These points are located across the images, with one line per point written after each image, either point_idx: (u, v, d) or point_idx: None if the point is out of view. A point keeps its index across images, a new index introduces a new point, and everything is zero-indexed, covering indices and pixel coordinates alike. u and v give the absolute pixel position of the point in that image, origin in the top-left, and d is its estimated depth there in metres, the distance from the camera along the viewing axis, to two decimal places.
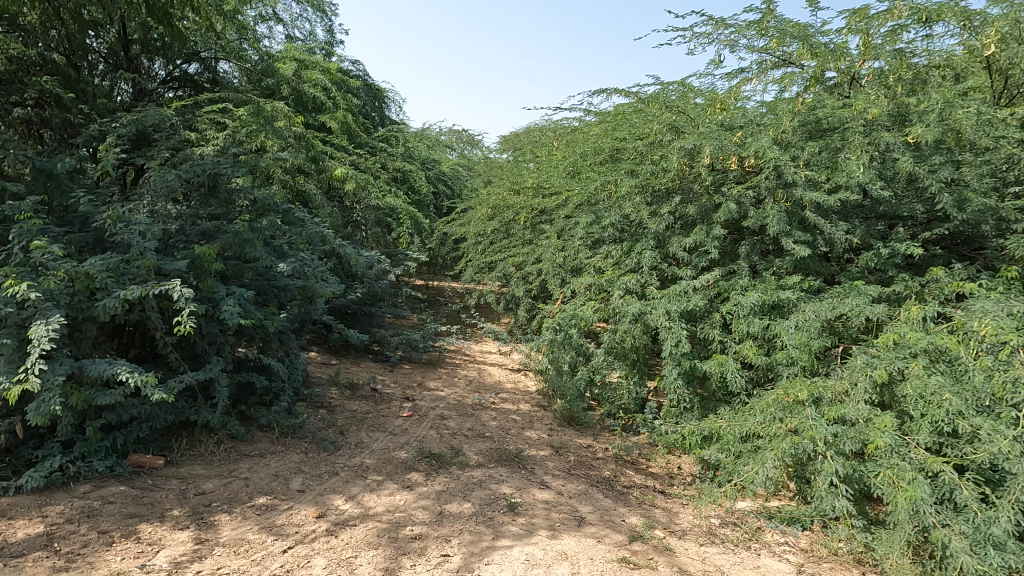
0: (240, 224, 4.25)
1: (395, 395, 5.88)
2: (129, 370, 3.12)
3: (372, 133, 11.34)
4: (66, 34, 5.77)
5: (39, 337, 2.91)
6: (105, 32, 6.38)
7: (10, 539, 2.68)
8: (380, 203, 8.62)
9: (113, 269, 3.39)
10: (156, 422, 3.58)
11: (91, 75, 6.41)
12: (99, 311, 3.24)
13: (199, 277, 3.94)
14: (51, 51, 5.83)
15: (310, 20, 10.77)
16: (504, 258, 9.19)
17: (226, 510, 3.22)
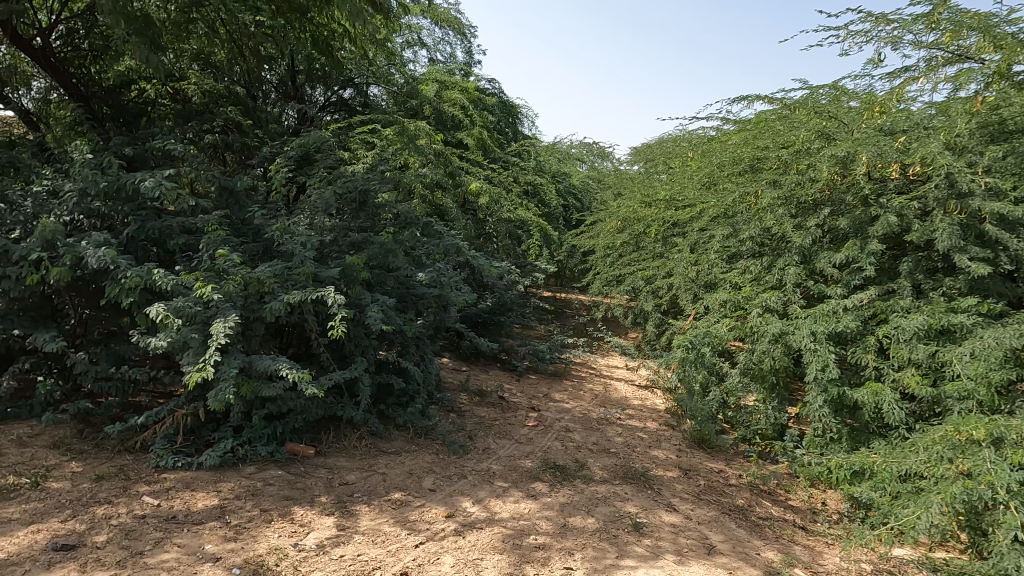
0: (385, 236, 4.60)
1: (522, 404, 5.99)
2: (288, 366, 3.46)
3: (505, 148, 11.71)
4: (247, 68, 6.72)
5: (218, 333, 3.32)
6: (278, 66, 7.30)
7: (193, 507, 3.08)
8: (512, 216, 8.86)
9: (279, 274, 3.81)
10: (309, 415, 3.95)
11: (265, 104, 7.17)
12: (267, 312, 3.64)
13: (348, 284, 4.32)
14: (234, 84, 6.67)
15: (451, 43, 11.40)
16: (634, 271, 9.04)
17: (366, 501, 3.47)
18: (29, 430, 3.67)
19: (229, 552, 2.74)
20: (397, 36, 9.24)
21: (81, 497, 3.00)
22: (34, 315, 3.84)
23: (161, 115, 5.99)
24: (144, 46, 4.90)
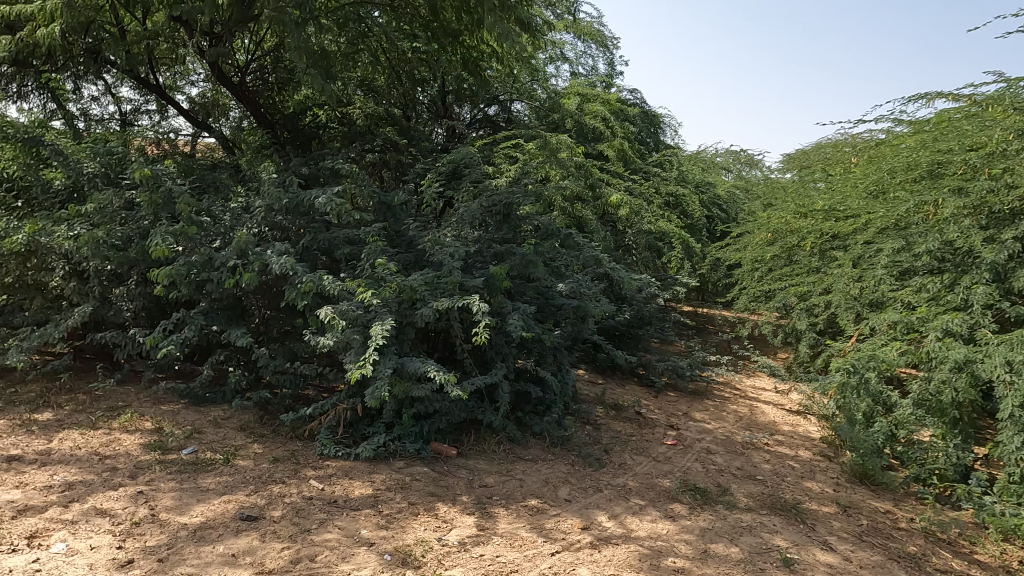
0: (527, 247, 4.76)
1: (659, 421, 5.81)
2: (436, 369, 3.67)
3: (646, 158, 11.51)
4: (404, 92, 7.27)
5: (376, 335, 3.59)
6: (430, 87, 7.87)
7: (351, 494, 3.36)
8: (652, 228, 8.67)
9: (429, 283, 4.05)
10: (453, 416, 4.15)
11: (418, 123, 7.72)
12: (418, 318, 3.88)
13: (491, 294, 4.49)
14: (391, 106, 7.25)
15: (594, 55, 11.46)
16: (785, 287, 8.43)
17: (504, 505, 3.57)
18: (221, 413, 4.24)
19: (381, 539, 2.96)
20: (541, 52, 9.49)
21: (261, 475, 3.40)
22: (228, 313, 4.42)
23: (330, 138, 6.68)
24: (318, 76, 5.48)
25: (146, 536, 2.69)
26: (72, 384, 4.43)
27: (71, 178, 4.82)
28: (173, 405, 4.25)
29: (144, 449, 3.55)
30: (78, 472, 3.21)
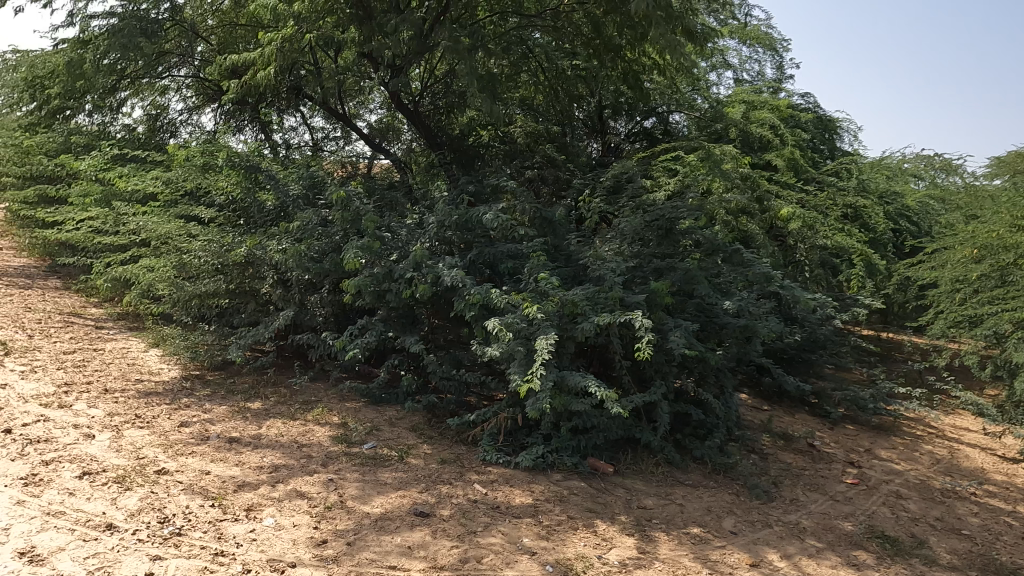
0: (690, 262, 4.67)
1: (836, 456, 5.26)
2: (597, 384, 3.64)
3: (819, 167, 10.58)
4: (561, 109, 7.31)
5: (541, 348, 3.62)
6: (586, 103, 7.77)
7: (512, 501, 3.46)
8: (827, 243, 7.92)
9: (590, 297, 4.06)
10: (611, 433, 4.09)
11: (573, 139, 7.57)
12: (579, 333, 3.90)
13: (652, 310, 4.38)
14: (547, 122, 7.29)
15: (760, 60, 10.82)
16: (997, 312, 7.23)
17: (664, 530, 3.45)
18: (395, 413, 4.59)
19: (542, 549, 3.01)
20: (703, 61, 9.16)
21: (430, 475, 3.63)
22: (403, 321, 4.78)
23: (493, 156, 7.00)
24: (486, 98, 5.76)
25: (337, 520, 2.99)
26: (275, 378, 5.08)
27: (279, 199, 5.56)
28: (354, 403, 4.69)
29: (332, 441, 3.96)
30: (281, 456, 3.67)
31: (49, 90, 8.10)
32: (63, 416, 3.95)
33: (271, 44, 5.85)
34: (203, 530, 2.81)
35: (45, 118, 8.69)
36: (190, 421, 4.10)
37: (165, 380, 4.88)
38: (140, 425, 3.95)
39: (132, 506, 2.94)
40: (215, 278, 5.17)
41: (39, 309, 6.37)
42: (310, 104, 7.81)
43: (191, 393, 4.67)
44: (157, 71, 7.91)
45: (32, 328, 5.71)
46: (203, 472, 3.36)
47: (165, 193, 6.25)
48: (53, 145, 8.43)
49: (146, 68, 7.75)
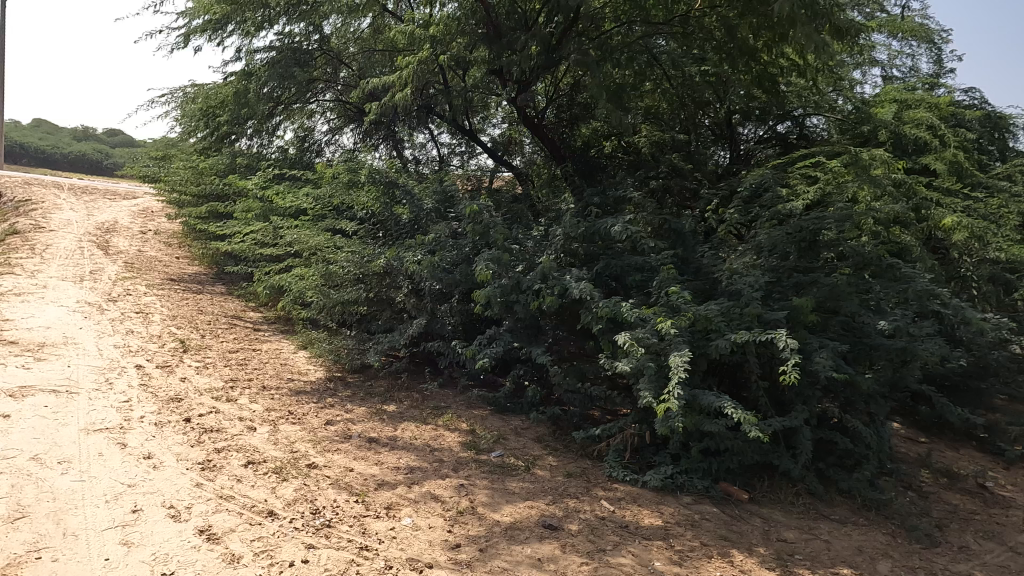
0: (838, 276, 4.29)
1: (1015, 501, 4.58)
2: (733, 406, 3.44)
3: (988, 170, 9.37)
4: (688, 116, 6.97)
5: (677, 366, 3.45)
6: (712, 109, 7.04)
7: (642, 522, 3.35)
8: (1000, 256, 6.97)
9: (726, 313, 3.87)
10: (745, 457, 3.79)
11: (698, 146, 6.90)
12: (713, 349, 3.73)
13: (794, 328, 4.09)
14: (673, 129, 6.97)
15: (914, 54, 9.81)
16: None
17: (810, 567, 3.18)
18: (520, 423, 4.65)
19: None
20: (848, 58, 8.46)
21: (558, 487, 3.63)
22: (528, 331, 4.83)
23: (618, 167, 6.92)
24: (613, 108, 5.71)
25: (469, 525, 3.08)
26: (408, 383, 5.36)
27: (414, 213, 5.87)
28: (481, 411, 4.82)
29: (462, 447, 4.09)
30: (415, 459, 3.85)
31: (220, 118, 9.16)
32: (230, 408, 4.42)
33: (409, 66, 6.21)
34: (350, 523, 3.01)
35: (215, 143, 9.85)
36: (335, 420, 4.43)
37: (312, 380, 5.31)
38: (293, 421, 4.33)
39: (288, 495, 3.23)
40: (357, 287, 5.56)
41: (209, 312, 7.20)
42: (436, 122, 8.17)
43: (335, 393, 5.04)
44: (308, 97, 8.68)
45: (204, 328, 6.47)
46: (347, 468, 3.62)
47: (314, 208, 6.83)
48: (222, 167, 9.53)
49: (298, 95, 8.53)
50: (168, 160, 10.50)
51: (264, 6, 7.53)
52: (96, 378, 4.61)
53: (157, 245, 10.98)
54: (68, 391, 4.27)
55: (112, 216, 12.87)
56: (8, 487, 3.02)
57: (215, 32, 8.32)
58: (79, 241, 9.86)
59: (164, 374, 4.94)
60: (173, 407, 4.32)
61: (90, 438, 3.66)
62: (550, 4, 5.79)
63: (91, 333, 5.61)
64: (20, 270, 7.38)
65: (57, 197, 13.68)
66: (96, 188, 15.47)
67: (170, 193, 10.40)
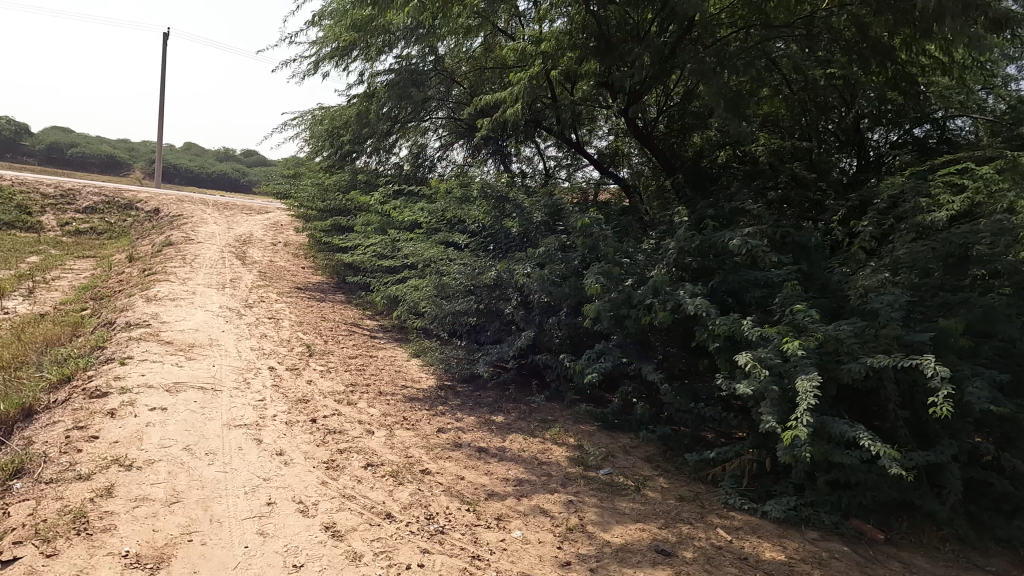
0: (995, 297, 3.81)
1: None
2: (870, 437, 3.13)
3: None
4: (807, 123, 6.42)
5: (805, 391, 3.21)
6: (835, 113, 6.35)
7: (763, 555, 3.14)
8: None
9: (860, 335, 3.57)
10: (880, 493, 3.42)
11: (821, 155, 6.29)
12: (844, 374, 3.45)
13: (940, 354, 3.69)
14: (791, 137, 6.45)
15: None
16: None
17: None
18: (629, 441, 4.55)
19: None
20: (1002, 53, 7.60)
21: (670, 510, 3.50)
22: (638, 347, 4.71)
23: None
24: (731, 116, 5.48)
25: (579, 544, 3.04)
26: (516, 395, 5.43)
27: (523, 226, 5.94)
28: (589, 426, 4.77)
29: (570, 462, 4.08)
30: (524, 471, 3.88)
31: (343, 138, 9.80)
32: (351, 412, 4.69)
33: (520, 83, 6.32)
34: (462, 532, 3.09)
35: (338, 161, 10.55)
36: (446, 428, 4.57)
37: (424, 388, 5.52)
38: (407, 426, 4.52)
39: (404, 499, 3.38)
40: (467, 298, 5.73)
41: (331, 319, 7.70)
42: (543, 135, 8.15)
43: (446, 402, 5.21)
44: (422, 116, 9.07)
45: (327, 334, 6.92)
46: (458, 476, 3.73)
47: (427, 222, 7.11)
48: (344, 183, 10.18)
49: (414, 114, 8.94)
50: (297, 177, 11.38)
51: (386, 31, 7.97)
52: (236, 378, 5.05)
53: (286, 256, 11.93)
54: (213, 389, 4.71)
55: (248, 229, 14.14)
56: (165, 473, 3.37)
57: (341, 58, 8.92)
58: (221, 252, 10.92)
59: (293, 376, 5.33)
60: (300, 407, 4.64)
61: (231, 433, 4.01)
62: (664, 13, 5.67)
63: (232, 336, 6.17)
64: (174, 278, 8.28)
65: (203, 212, 15.25)
66: (235, 204, 17.07)
67: (298, 208, 11.26)
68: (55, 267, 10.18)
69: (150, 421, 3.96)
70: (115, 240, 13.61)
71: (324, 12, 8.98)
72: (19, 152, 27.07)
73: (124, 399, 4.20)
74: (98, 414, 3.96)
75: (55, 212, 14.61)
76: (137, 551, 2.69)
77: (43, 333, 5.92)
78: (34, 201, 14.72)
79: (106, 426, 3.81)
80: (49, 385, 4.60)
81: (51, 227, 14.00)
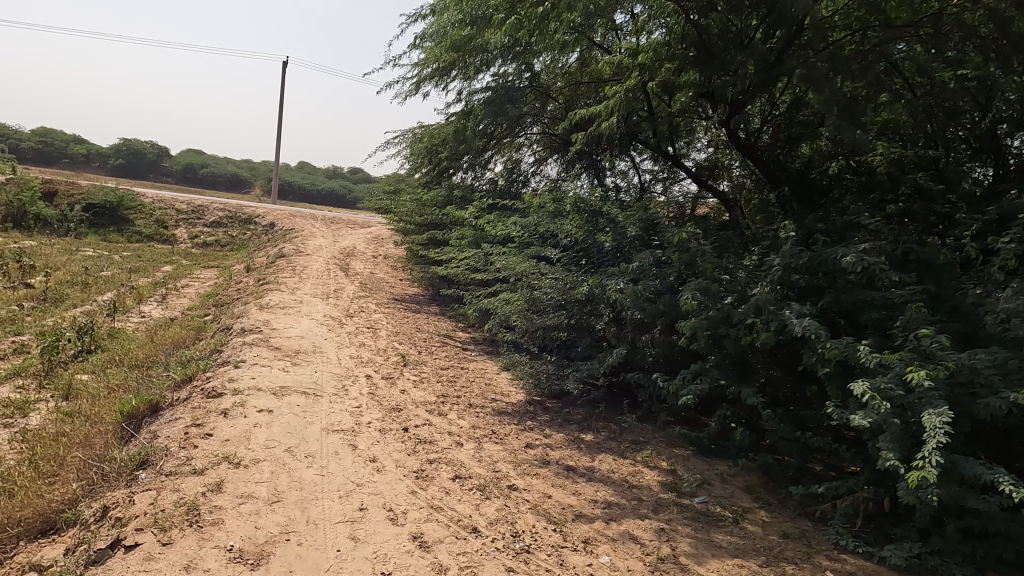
0: None
1: None
2: (1012, 483, 2.76)
3: None
4: (934, 130, 5.71)
5: (932, 427, 2.89)
6: (970, 118, 5.59)
7: None
8: None
9: (1001, 365, 3.16)
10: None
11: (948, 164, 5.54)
12: (981, 409, 3.06)
13: None
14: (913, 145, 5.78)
15: None
16: None
17: None
18: (727, 468, 4.31)
19: None
20: None
21: (772, 547, 3.25)
22: (738, 369, 4.46)
23: None
24: (845, 123, 5.10)
25: None
26: (606, 414, 5.31)
27: (617, 240, 5.83)
28: (683, 450, 4.57)
29: (663, 487, 3.91)
30: (613, 494, 3.76)
31: (441, 154, 10.12)
32: (441, 422, 4.76)
33: (616, 96, 6.22)
34: (548, 553, 3.02)
35: (436, 178, 10.89)
36: (534, 444, 4.54)
37: (513, 402, 5.53)
38: (496, 440, 4.52)
39: (490, 514, 3.37)
40: (558, 313, 5.70)
41: (425, 330, 7.92)
42: (639, 149, 8.05)
43: (536, 417, 5.18)
44: (517, 132, 9.17)
45: (421, 345, 7.12)
46: (546, 495, 3.67)
47: (520, 236, 7.15)
48: (440, 199, 10.49)
49: (509, 130, 9.07)
50: (397, 193, 11.87)
51: (484, 50, 8.15)
52: (336, 384, 5.29)
53: (385, 269, 12.46)
54: (315, 394, 4.95)
55: (352, 242, 14.92)
56: (268, 473, 3.56)
57: (441, 78, 9.23)
58: (327, 263, 11.58)
59: (388, 385, 5.51)
60: (394, 416, 4.77)
61: (329, 437, 4.19)
62: (770, 18, 5.39)
63: (334, 344, 6.49)
64: (284, 287, 8.87)
65: (312, 226, 16.27)
66: (340, 219, 18.09)
67: (398, 222, 11.75)
68: (185, 276, 11.21)
69: (258, 422, 4.22)
70: (236, 252, 14.82)
71: (426, 34, 9.34)
72: (159, 173, 30.22)
73: (237, 400, 4.51)
74: (214, 413, 4.27)
75: (187, 227, 16.14)
76: (240, 546, 2.84)
77: (171, 336, 6.51)
78: (169, 216, 16.35)
79: (219, 424, 4.10)
80: (174, 384, 5.03)
81: (183, 240, 15.48)
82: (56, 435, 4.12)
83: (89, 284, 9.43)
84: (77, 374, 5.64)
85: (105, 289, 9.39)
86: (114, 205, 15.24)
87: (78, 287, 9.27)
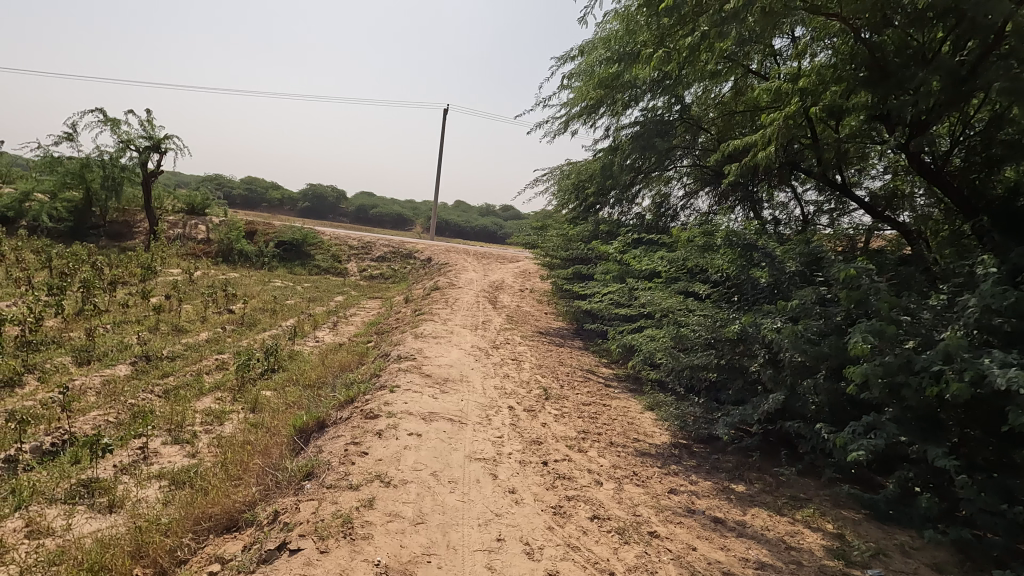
0: None
1: None
2: None
3: None
4: None
5: None
6: None
7: None
8: None
9: None
10: None
11: None
12: None
13: None
14: None
15: None
16: None
17: None
18: (908, 539, 3.75)
19: None
20: None
21: None
22: (922, 425, 3.87)
23: None
24: None
25: None
26: (760, 464, 4.90)
27: (774, 276, 5.43)
28: (853, 514, 4.06)
29: (828, 553, 3.49)
30: (768, 554, 3.42)
31: (588, 190, 10.27)
32: (580, 459, 4.70)
33: (773, 124, 5.88)
34: None
35: (582, 213, 11.02)
36: (678, 490, 4.30)
37: (657, 444, 5.31)
38: (637, 482, 4.36)
39: (629, 560, 3.23)
40: (708, 353, 5.42)
41: (568, 364, 7.92)
42: (800, 179, 7.51)
43: (682, 462, 4.93)
44: (666, 165, 9.01)
45: (563, 379, 7.12)
46: (690, 546, 3.44)
47: (666, 271, 6.95)
48: (586, 233, 10.52)
49: (658, 163, 8.95)
50: (545, 229, 12.18)
51: (632, 85, 8.19)
52: (480, 413, 5.47)
53: (532, 302, 12.76)
54: (460, 422, 5.15)
55: (501, 276, 15.50)
56: (415, 494, 3.75)
57: (590, 115, 9.42)
58: (477, 296, 12.14)
59: (529, 417, 5.56)
60: (534, 449, 4.80)
61: (471, 465, 4.32)
62: (959, 28, 4.78)
63: (480, 374, 6.73)
64: (437, 317, 9.42)
65: (465, 261, 17.19)
66: (491, 254, 18.92)
67: (545, 257, 12.00)
68: (353, 305, 12.37)
69: (408, 444, 4.48)
70: (397, 284, 16.09)
71: (575, 74, 9.61)
72: (336, 213, 33.87)
73: (390, 423, 4.82)
74: (370, 433, 4.61)
75: (357, 261, 17.87)
76: (386, 563, 3.00)
77: (339, 360, 7.18)
78: (344, 251, 18.22)
79: (374, 444, 4.41)
80: (339, 404, 5.51)
81: (353, 273, 17.12)
82: (243, 443, 4.71)
83: (277, 311, 10.77)
84: (263, 390, 6.42)
85: (289, 315, 10.65)
86: (300, 241, 17.35)
87: (268, 313, 10.61)
